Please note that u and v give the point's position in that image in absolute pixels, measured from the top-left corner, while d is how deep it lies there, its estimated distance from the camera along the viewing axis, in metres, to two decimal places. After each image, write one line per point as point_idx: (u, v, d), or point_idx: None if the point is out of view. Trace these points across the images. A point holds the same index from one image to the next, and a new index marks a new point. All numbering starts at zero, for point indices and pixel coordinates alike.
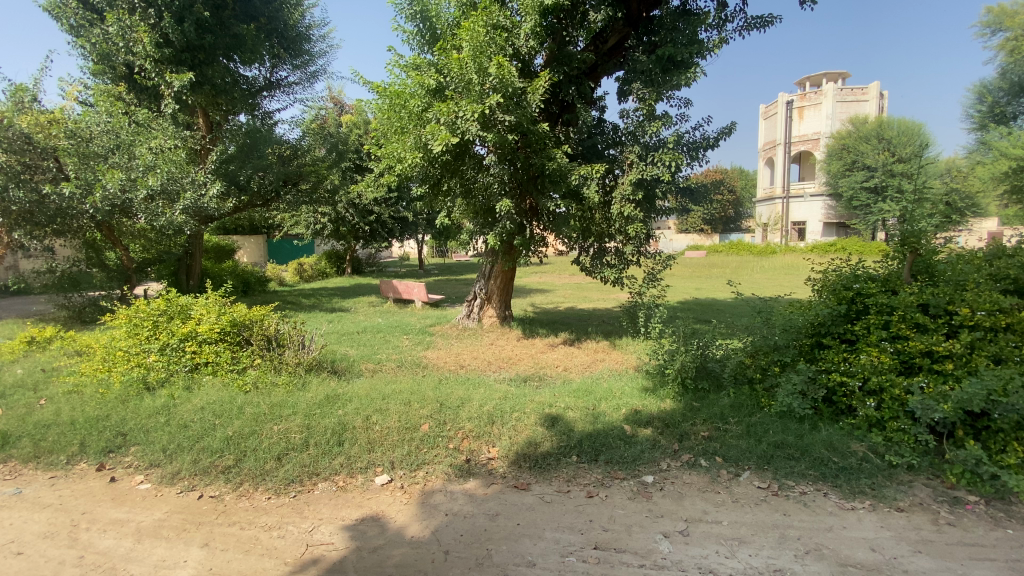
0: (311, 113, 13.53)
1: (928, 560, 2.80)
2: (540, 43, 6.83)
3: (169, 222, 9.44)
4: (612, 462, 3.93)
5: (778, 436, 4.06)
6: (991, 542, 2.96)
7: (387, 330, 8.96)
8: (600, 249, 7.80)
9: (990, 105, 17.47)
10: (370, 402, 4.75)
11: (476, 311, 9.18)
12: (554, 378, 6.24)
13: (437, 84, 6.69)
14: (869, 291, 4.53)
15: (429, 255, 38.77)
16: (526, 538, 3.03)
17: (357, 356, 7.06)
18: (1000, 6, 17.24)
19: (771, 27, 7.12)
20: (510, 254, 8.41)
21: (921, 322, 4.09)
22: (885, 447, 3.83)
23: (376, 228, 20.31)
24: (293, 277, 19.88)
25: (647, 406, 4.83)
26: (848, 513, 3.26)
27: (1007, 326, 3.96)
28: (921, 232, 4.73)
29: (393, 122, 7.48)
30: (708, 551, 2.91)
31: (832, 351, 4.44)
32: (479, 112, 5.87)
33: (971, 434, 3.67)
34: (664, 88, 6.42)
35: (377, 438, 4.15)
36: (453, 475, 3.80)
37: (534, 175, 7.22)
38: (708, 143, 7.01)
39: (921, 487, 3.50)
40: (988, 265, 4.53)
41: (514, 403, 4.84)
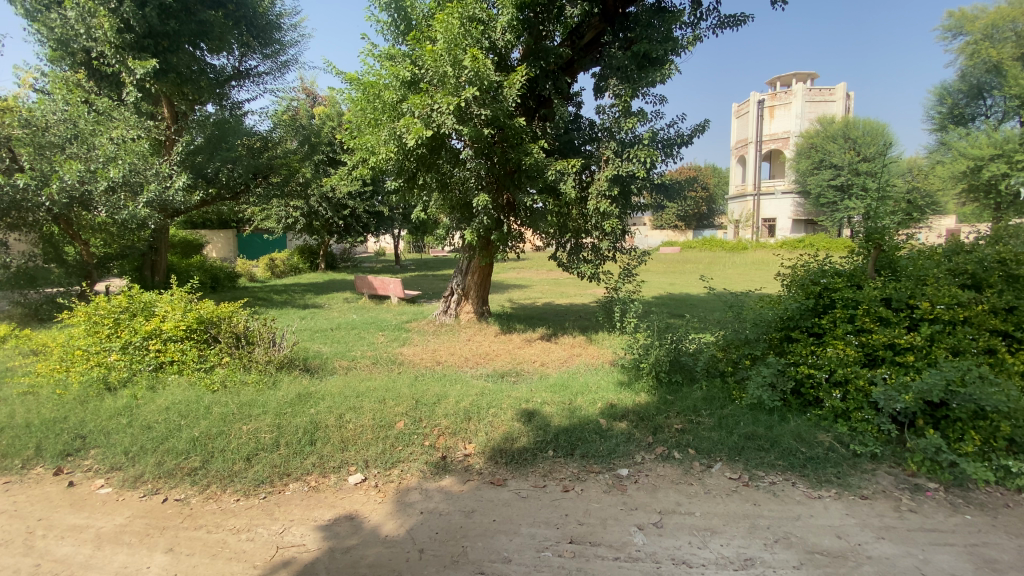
0: (282, 105, 13.12)
1: (890, 546, 2.90)
2: (516, 36, 6.75)
3: (132, 215, 9.07)
4: (587, 455, 3.95)
5: (749, 428, 4.15)
6: (950, 527, 3.08)
7: (361, 326, 8.83)
8: (576, 245, 7.79)
9: (951, 106, 19.87)
10: (344, 401, 4.65)
11: (453, 307, 9.10)
12: (531, 374, 6.22)
13: (411, 75, 6.58)
14: (835, 286, 4.64)
15: (406, 251, 38.51)
16: (501, 534, 3.02)
17: (330, 353, 6.92)
18: (961, 10, 18.61)
19: (743, 26, 7.20)
20: (488, 249, 8.33)
21: (884, 316, 4.22)
22: (850, 437, 3.96)
23: (350, 223, 19.93)
24: (264, 272, 19.45)
25: (622, 400, 4.89)
26: (816, 502, 3.36)
27: (964, 320, 4.11)
28: (885, 229, 4.87)
29: (366, 113, 7.32)
30: (681, 542, 2.94)
31: (800, 344, 4.54)
32: (454, 105, 5.81)
33: (931, 423, 3.81)
34: (640, 85, 6.45)
35: (350, 437, 4.06)
36: (429, 473, 3.75)
37: (511, 170, 7.18)
38: (683, 140, 7.10)
39: (884, 475, 3.62)
40: (948, 260, 4.67)
41: (491, 399, 4.82)
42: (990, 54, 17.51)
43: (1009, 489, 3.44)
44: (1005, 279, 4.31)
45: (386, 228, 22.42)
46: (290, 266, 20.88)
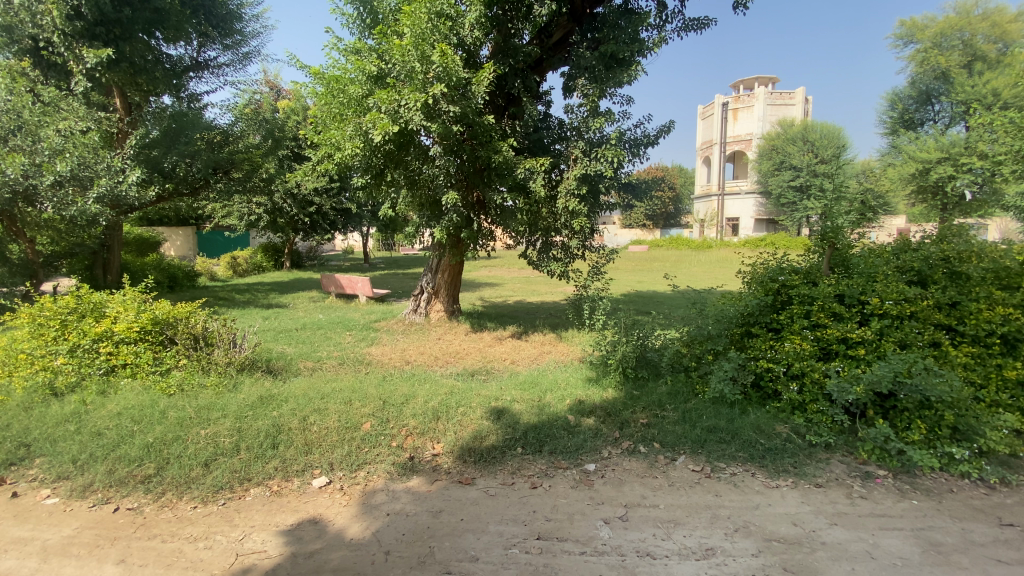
0: (244, 97, 12.65)
1: (843, 532, 3.03)
2: (485, 33, 6.71)
3: (82, 212, 8.62)
4: (555, 452, 3.98)
5: (711, 421, 4.27)
6: (898, 512, 3.23)
7: (328, 326, 8.63)
8: (546, 243, 7.83)
9: (902, 112, 20.89)
10: (308, 402, 4.55)
11: (423, 305, 9.00)
12: (501, 372, 6.22)
13: (378, 70, 6.46)
14: (792, 283, 4.81)
15: (375, 250, 37.98)
16: (469, 533, 3.00)
17: (294, 353, 6.75)
18: (912, 19, 19.84)
19: (707, 30, 7.36)
20: (458, 247, 8.27)
21: (837, 311, 4.39)
22: (806, 428, 4.13)
23: (316, 220, 19.48)
24: (225, 272, 18.83)
25: (591, 396, 4.96)
26: (774, 491, 3.48)
27: (911, 314, 4.30)
28: (839, 228, 5.07)
29: (331, 108, 7.14)
30: (646, 535, 3.00)
31: (760, 339, 4.70)
32: (422, 101, 5.74)
33: (880, 413, 3.99)
34: (608, 85, 6.53)
35: (314, 439, 3.97)
36: (396, 474, 3.69)
37: (480, 168, 7.16)
38: (649, 141, 7.23)
39: (837, 464, 3.79)
40: (896, 257, 4.90)
41: (460, 398, 4.79)
42: (939, 61, 18.97)
43: (952, 474, 3.64)
44: (948, 275, 4.54)
45: (353, 225, 22.00)
46: (252, 264, 20.25)
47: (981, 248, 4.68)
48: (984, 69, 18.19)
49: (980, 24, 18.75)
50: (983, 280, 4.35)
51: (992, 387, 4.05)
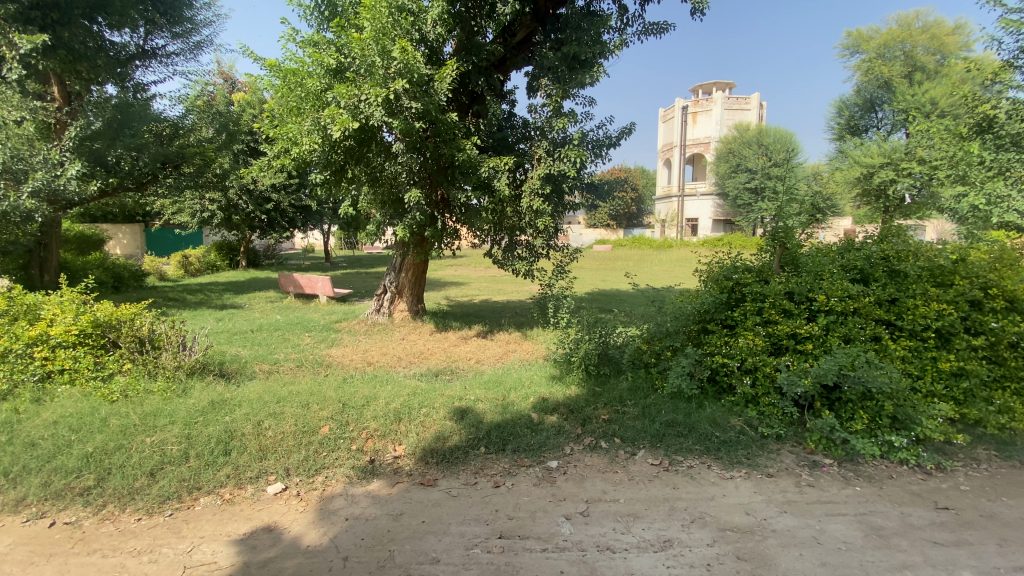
0: (196, 89, 12.07)
1: (792, 519, 3.16)
2: (448, 30, 6.63)
3: (15, 207, 8.02)
4: (519, 450, 3.99)
5: (669, 416, 4.38)
6: (843, 498, 3.40)
7: (286, 327, 8.35)
8: (511, 242, 7.84)
9: (848, 119, 22.07)
10: (263, 406, 4.40)
11: (387, 305, 8.84)
12: (466, 371, 6.17)
13: (337, 63, 6.29)
14: (745, 281, 4.97)
15: (337, 249, 37.16)
16: (431, 535, 2.97)
17: (249, 356, 6.50)
18: (858, 30, 20.98)
19: (666, 34, 7.54)
20: (422, 245, 8.17)
21: (787, 308, 4.57)
22: (758, 420, 4.29)
23: (273, 217, 18.82)
24: (176, 271, 17.98)
25: (554, 394, 5.00)
26: (728, 482, 3.60)
27: (855, 310, 4.52)
28: (788, 229, 5.29)
29: (288, 101, 6.91)
30: (606, 529, 3.04)
31: (715, 335, 4.84)
32: (383, 96, 5.63)
33: (827, 405, 4.18)
34: (570, 86, 6.60)
35: (269, 445, 3.84)
36: (355, 478, 3.61)
37: (444, 166, 7.09)
38: (611, 142, 7.35)
39: (787, 454, 3.95)
40: (842, 256, 5.14)
41: (423, 398, 4.74)
42: (882, 71, 20.11)
43: (893, 462, 3.86)
44: (887, 273, 4.79)
45: (314, 223, 21.38)
46: (205, 264, 19.40)
47: (917, 247, 4.96)
48: (923, 79, 19.41)
49: (919, 36, 20.10)
50: (919, 278, 4.61)
51: (928, 378, 4.30)
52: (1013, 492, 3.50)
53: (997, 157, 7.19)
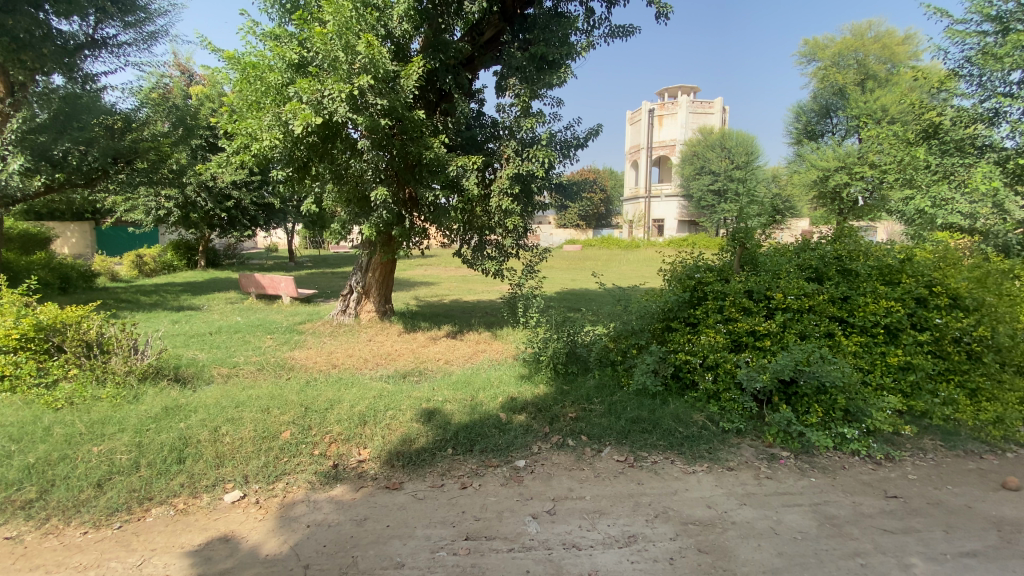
0: (150, 81, 11.54)
1: (751, 510, 3.26)
2: (415, 27, 6.54)
3: None
4: (486, 450, 3.97)
5: (635, 412, 4.46)
6: (799, 489, 3.53)
7: (247, 329, 8.08)
8: (480, 242, 7.82)
9: (806, 124, 23.00)
10: (221, 412, 4.25)
11: (353, 306, 8.68)
12: (434, 372, 6.11)
13: (299, 58, 6.13)
14: (707, 280, 5.09)
15: (302, 249, 36.30)
16: (396, 539, 2.92)
17: (207, 359, 6.27)
18: (814, 39, 21.89)
19: (632, 37, 7.65)
20: (389, 245, 8.04)
21: (746, 306, 4.71)
22: (719, 415, 4.41)
23: (234, 216, 18.20)
24: (130, 271, 17.17)
25: (523, 393, 5.02)
26: (691, 476, 3.69)
27: (810, 308, 4.70)
28: (748, 230, 5.45)
29: (247, 95, 6.68)
30: (572, 527, 3.07)
31: (679, 333, 4.96)
32: (347, 92, 5.52)
33: (784, 399, 4.33)
34: (538, 86, 6.63)
35: (226, 452, 3.70)
36: (318, 483, 3.51)
37: (411, 164, 7.01)
38: (578, 143, 7.41)
39: (747, 447, 4.08)
40: (798, 256, 5.34)
41: (389, 401, 4.67)
42: (837, 78, 21.06)
43: (845, 453, 4.02)
44: (840, 272, 5.00)
45: (278, 221, 20.79)
46: (161, 264, 18.59)
47: (867, 247, 5.20)
48: (874, 87, 20.41)
49: (871, 46, 21.09)
50: (869, 277, 4.83)
51: (877, 372, 4.52)
52: (955, 480, 3.70)
53: (941, 162, 7.59)
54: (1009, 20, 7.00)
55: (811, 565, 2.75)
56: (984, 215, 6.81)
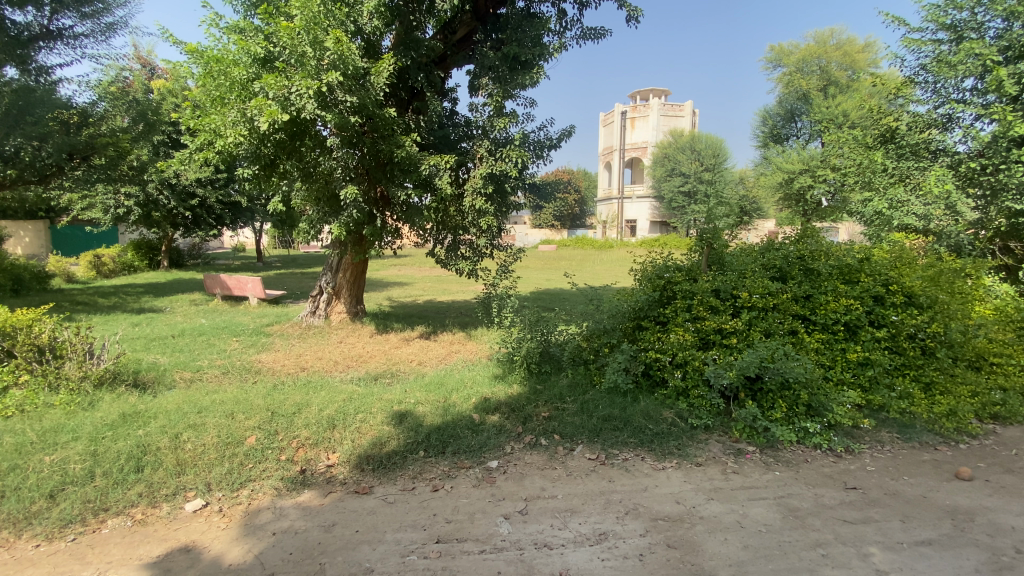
0: (109, 74, 11.05)
1: (718, 505, 3.33)
2: (385, 23, 6.45)
3: None
4: (458, 452, 3.94)
5: (607, 410, 4.51)
6: (764, 483, 3.63)
7: (211, 332, 7.83)
8: (454, 241, 7.76)
9: (772, 127, 23.76)
10: (182, 418, 4.11)
11: (323, 307, 8.51)
12: (407, 374, 6.04)
13: (265, 52, 5.97)
14: (676, 279, 5.19)
15: (271, 249, 35.42)
16: (365, 544, 2.87)
17: (169, 363, 6.05)
18: (780, 46, 22.60)
19: (603, 40, 7.73)
20: (361, 245, 7.91)
21: (713, 305, 4.82)
22: (688, 412, 4.50)
23: (200, 214, 17.62)
24: (87, 272, 16.43)
25: (496, 393, 5.01)
26: (660, 472, 3.75)
27: (774, 306, 4.84)
28: (715, 230, 5.56)
29: (210, 90, 6.47)
30: (544, 526, 3.07)
31: (649, 332, 5.04)
32: (314, 88, 5.40)
33: (750, 395, 4.44)
34: (510, 86, 6.63)
35: (188, 459, 3.58)
36: (284, 489, 3.42)
37: (383, 162, 6.92)
38: (551, 143, 7.44)
39: (715, 443, 4.17)
40: (763, 255, 5.49)
41: (359, 404, 4.59)
42: (801, 84, 21.81)
43: (808, 446, 4.15)
44: (802, 272, 5.17)
45: (246, 220, 20.24)
46: (120, 264, 17.85)
47: (828, 247, 5.38)
48: (836, 92, 21.19)
49: (833, 53, 21.87)
50: (830, 276, 5.01)
51: (838, 368, 4.68)
52: (911, 471, 3.86)
53: (897, 165, 7.89)
54: (963, 30, 7.33)
55: (775, 557, 2.82)
56: (937, 216, 7.11)
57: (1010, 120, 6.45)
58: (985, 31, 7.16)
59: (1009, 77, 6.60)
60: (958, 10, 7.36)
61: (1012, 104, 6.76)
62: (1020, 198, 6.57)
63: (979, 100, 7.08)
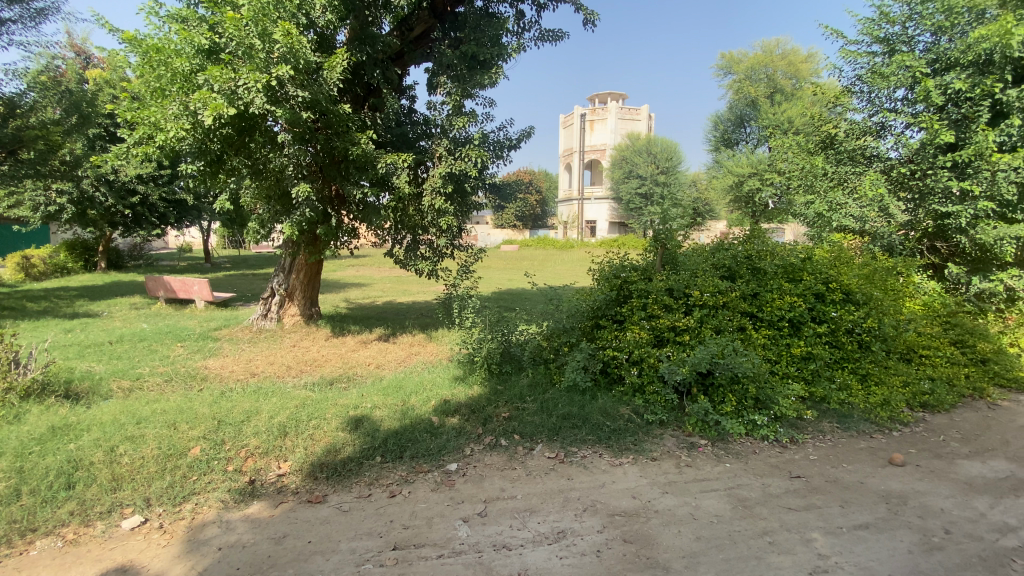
0: (39, 62, 10.27)
1: (672, 498, 3.43)
2: (340, 18, 6.29)
3: None
4: (416, 456, 3.88)
5: (566, 409, 4.56)
6: (715, 475, 3.76)
7: (153, 338, 7.40)
8: (413, 241, 7.64)
9: (723, 132, 24.92)
10: (119, 430, 3.88)
11: (275, 310, 8.21)
12: (364, 378, 5.91)
13: (209, 43, 5.70)
14: (632, 279, 5.31)
15: (219, 250, 33.83)
16: (318, 555, 2.78)
17: (105, 371, 5.67)
18: (730, 54, 23.60)
19: (561, 42, 7.81)
20: (315, 245, 7.67)
21: (667, 303, 4.96)
22: (644, 408, 4.60)
23: (141, 213, 16.65)
24: (14, 275, 15.21)
25: (456, 395, 4.98)
26: (618, 468, 3.82)
27: (724, 304, 5.02)
28: (669, 232, 5.73)
29: (150, 82, 6.12)
30: (503, 527, 3.07)
31: (607, 330, 5.12)
32: (263, 82, 5.19)
33: (702, 390, 4.59)
34: (469, 86, 6.61)
35: (125, 473, 3.37)
36: (231, 502, 3.27)
37: (338, 160, 6.74)
38: (511, 144, 7.46)
39: (669, 437, 4.28)
40: (714, 255, 5.69)
41: (313, 410, 4.45)
42: (750, 91, 22.89)
43: (756, 438, 4.32)
44: (750, 270, 5.39)
45: (192, 219, 19.27)
46: (53, 266, 16.63)
47: (774, 248, 5.65)
48: (782, 100, 22.32)
49: (779, 62, 22.96)
50: (775, 275, 5.25)
51: (783, 362, 4.90)
52: (849, 458, 4.09)
53: (836, 170, 8.37)
54: (895, 43, 7.84)
55: (726, 547, 2.92)
56: (871, 218, 7.58)
57: (937, 128, 6.96)
58: (914, 45, 7.68)
59: (936, 88, 7.11)
60: (890, 24, 7.86)
61: (938, 114, 7.30)
62: (946, 201, 7.08)
63: (908, 109, 7.60)
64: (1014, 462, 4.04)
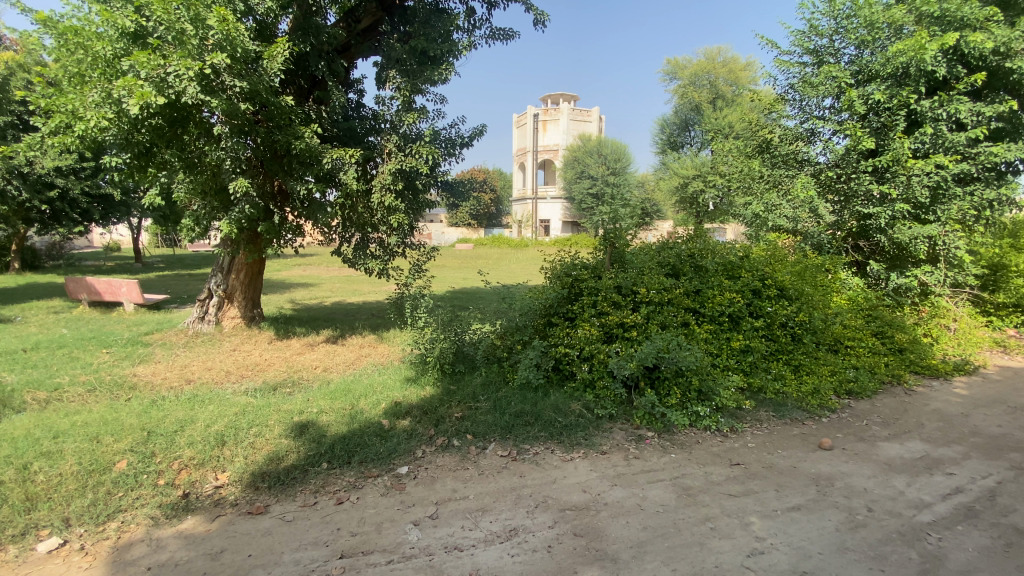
0: None
1: (621, 490, 3.52)
2: (281, 6, 6.03)
3: None
4: (365, 460, 3.78)
5: (518, 406, 4.59)
6: (661, 466, 3.89)
7: (74, 344, 6.83)
8: (362, 240, 7.43)
9: (669, 135, 25.86)
10: (33, 446, 3.56)
11: (213, 312, 7.77)
12: (310, 382, 5.70)
13: (135, 26, 5.23)
14: (582, 277, 5.41)
15: (151, 249, 31.63)
16: (258, 569, 2.66)
17: (17, 382, 5.18)
18: (675, 60, 24.58)
19: (512, 41, 7.82)
20: (256, 243, 7.32)
21: (616, 300, 5.08)
22: (594, 403, 4.69)
23: (61, 208, 15.36)
24: None
25: (407, 397, 4.89)
26: (569, 463, 3.88)
27: (669, 300, 5.21)
28: (618, 231, 5.87)
29: (68, 67, 5.66)
30: (454, 529, 3.04)
31: (559, 327, 5.19)
32: (196, 70, 4.89)
33: (649, 384, 4.74)
34: (419, 82, 6.50)
35: (39, 493, 3.10)
36: (162, 518, 3.06)
37: (280, 154, 6.45)
38: (463, 142, 7.40)
39: (618, 431, 4.40)
40: (660, 253, 5.89)
41: (254, 416, 4.25)
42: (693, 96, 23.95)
43: (700, 428, 4.50)
44: (693, 268, 5.63)
45: (121, 216, 17.96)
46: None
47: (715, 247, 5.91)
48: (723, 105, 23.46)
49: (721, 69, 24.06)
50: (716, 272, 5.51)
51: (724, 355, 5.13)
52: (784, 445, 4.34)
53: (772, 173, 8.87)
54: (823, 54, 8.37)
55: (671, 535, 3.03)
56: (803, 219, 8.07)
57: (859, 135, 7.51)
58: (840, 57, 8.23)
59: (859, 98, 7.65)
60: (819, 37, 8.39)
61: (861, 122, 7.84)
62: (868, 203, 7.66)
63: (835, 118, 8.14)
64: (927, 442, 4.41)
